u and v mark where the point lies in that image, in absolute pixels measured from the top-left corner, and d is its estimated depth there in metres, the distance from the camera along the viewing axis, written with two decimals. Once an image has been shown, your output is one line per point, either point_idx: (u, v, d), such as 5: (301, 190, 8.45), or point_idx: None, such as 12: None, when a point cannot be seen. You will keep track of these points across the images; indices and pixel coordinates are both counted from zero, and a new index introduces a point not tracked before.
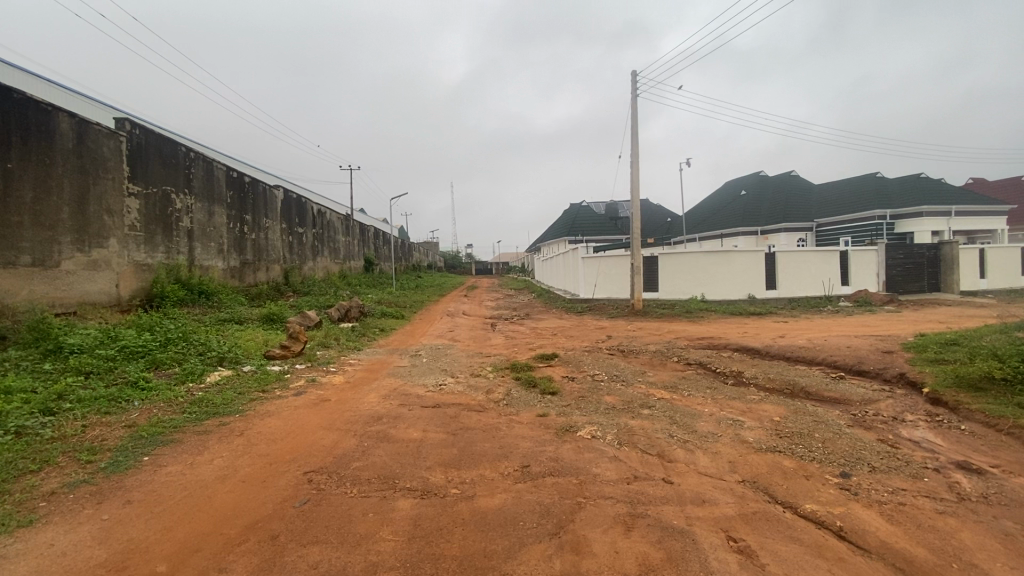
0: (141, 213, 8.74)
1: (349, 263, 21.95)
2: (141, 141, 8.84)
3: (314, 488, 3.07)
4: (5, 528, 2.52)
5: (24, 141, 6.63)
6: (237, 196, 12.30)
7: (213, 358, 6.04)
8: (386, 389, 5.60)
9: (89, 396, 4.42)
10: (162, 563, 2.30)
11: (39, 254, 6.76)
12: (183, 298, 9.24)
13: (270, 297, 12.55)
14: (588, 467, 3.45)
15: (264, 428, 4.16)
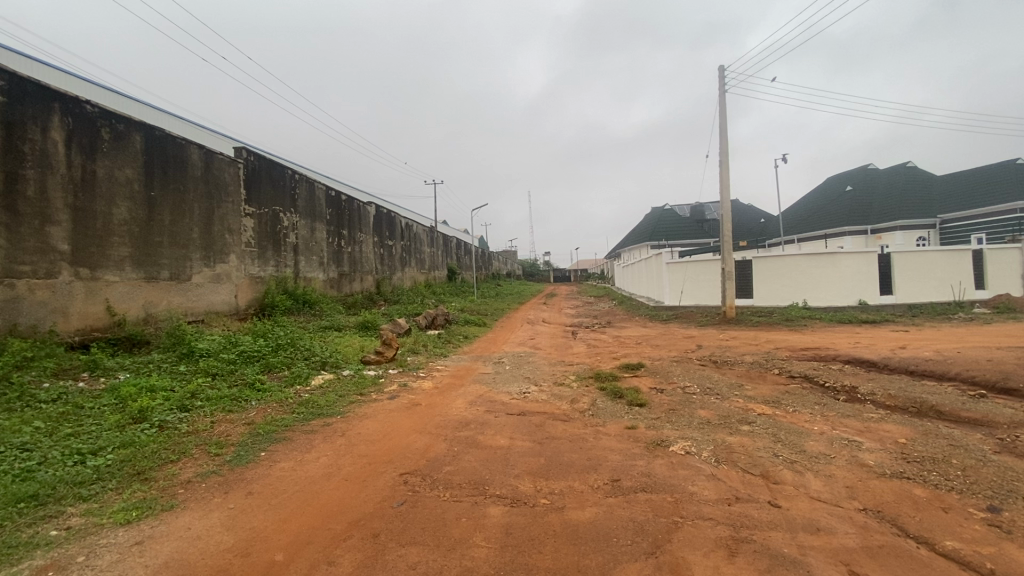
0: (255, 232, 9.71)
1: (433, 273, 22.86)
2: (255, 166, 9.85)
3: (409, 490, 3.19)
4: (152, 511, 2.87)
5: (164, 172, 7.55)
6: (335, 213, 13.28)
7: (317, 362, 6.54)
8: (472, 395, 5.72)
9: (215, 395, 4.95)
10: (279, 552, 2.48)
11: (175, 269, 7.70)
12: (289, 307, 10.15)
13: (363, 306, 13.39)
14: (683, 485, 3.26)
15: (363, 429, 4.41)
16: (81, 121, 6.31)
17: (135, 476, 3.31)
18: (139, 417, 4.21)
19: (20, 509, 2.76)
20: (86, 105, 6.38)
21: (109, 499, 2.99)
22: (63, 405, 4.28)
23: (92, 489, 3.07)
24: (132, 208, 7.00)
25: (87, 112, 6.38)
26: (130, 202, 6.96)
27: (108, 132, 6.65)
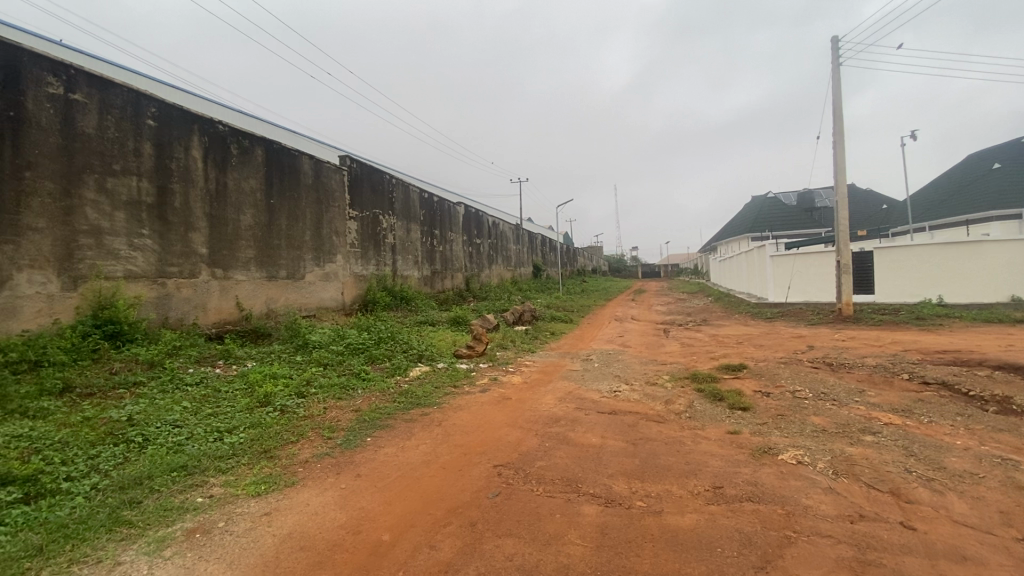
0: (358, 234, 10.46)
1: (519, 270, 23.15)
2: (358, 173, 10.60)
3: (503, 482, 3.25)
4: (278, 486, 3.20)
5: (281, 181, 8.36)
6: (428, 214, 13.91)
7: (414, 355, 6.90)
8: (562, 391, 5.71)
9: (327, 383, 5.40)
10: (386, 533, 2.64)
11: (292, 269, 8.52)
12: (389, 303, 10.82)
13: (454, 303, 13.91)
14: (795, 497, 3.00)
15: (458, 420, 4.57)
16: (214, 139, 7.16)
17: (262, 453, 3.71)
18: (265, 401, 4.72)
19: (174, 477, 3.21)
20: (218, 125, 7.21)
21: (242, 473, 3.38)
22: (204, 388, 4.92)
23: (229, 462, 3.49)
24: (255, 214, 7.83)
25: (219, 131, 7.22)
26: (254, 209, 7.80)
27: (235, 148, 7.49)
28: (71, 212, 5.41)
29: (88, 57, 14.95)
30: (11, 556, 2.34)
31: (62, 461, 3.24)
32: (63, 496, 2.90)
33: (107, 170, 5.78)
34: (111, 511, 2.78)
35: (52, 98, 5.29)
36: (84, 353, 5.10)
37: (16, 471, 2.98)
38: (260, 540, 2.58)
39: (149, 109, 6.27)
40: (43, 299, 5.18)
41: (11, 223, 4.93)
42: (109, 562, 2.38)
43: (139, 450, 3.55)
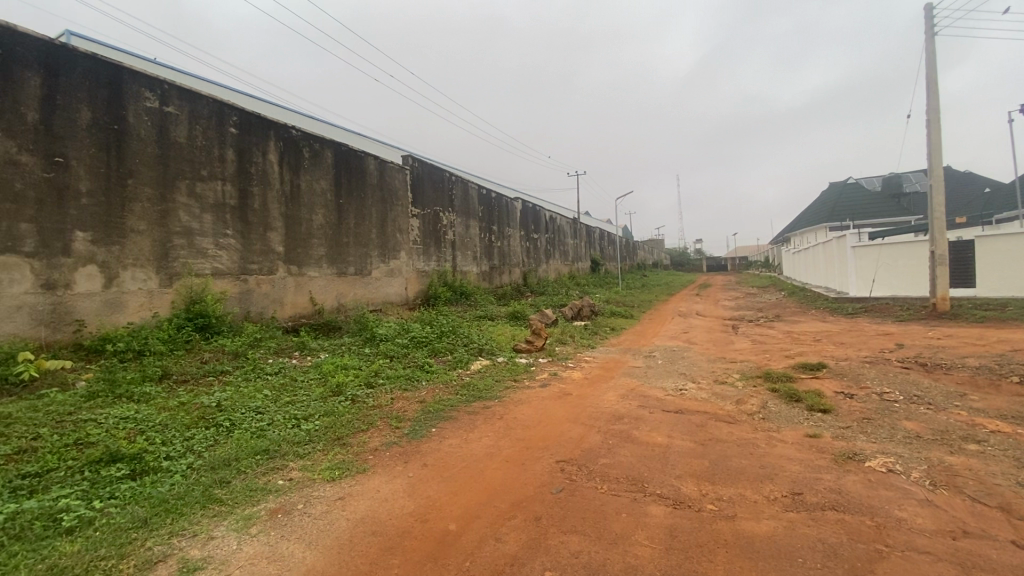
0: (420, 231, 10.74)
1: (577, 265, 22.90)
2: (419, 171, 10.88)
3: (566, 477, 3.23)
4: (350, 472, 3.36)
5: (349, 182, 8.74)
6: (486, 210, 14.06)
7: (475, 349, 7.01)
8: (624, 388, 5.58)
9: (393, 374, 5.61)
10: (452, 523, 2.70)
11: (359, 266, 8.90)
12: (449, 298, 11.05)
13: (512, 298, 14.00)
14: (886, 508, 2.76)
15: (519, 414, 4.60)
16: (289, 143, 7.59)
17: (336, 440, 3.90)
18: (337, 390, 4.98)
19: (257, 460, 3.45)
20: (291, 131, 7.64)
21: (318, 458, 3.58)
22: (283, 377, 5.25)
23: (307, 448, 3.71)
24: (326, 214, 8.25)
25: (292, 136, 7.65)
26: (325, 209, 8.21)
27: (307, 151, 7.90)
28: (166, 215, 5.93)
29: (177, 71, 16.25)
30: (121, 527, 2.60)
31: (162, 441, 3.57)
32: (163, 473, 3.19)
33: (196, 176, 6.27)
34: (205, 489, 3.03)
35: (150, 112, 5.80)
36: (179, 344, 5.59)
37: (125, 449, 3.31)
38: (335, 523, 2.71)
39: (231, 118, 6.73)
40: (145, 294, 5.72)
41: (118, 226, 5.47)
42: (205, 536, 2.59)
43: (227, 433, 3.84)
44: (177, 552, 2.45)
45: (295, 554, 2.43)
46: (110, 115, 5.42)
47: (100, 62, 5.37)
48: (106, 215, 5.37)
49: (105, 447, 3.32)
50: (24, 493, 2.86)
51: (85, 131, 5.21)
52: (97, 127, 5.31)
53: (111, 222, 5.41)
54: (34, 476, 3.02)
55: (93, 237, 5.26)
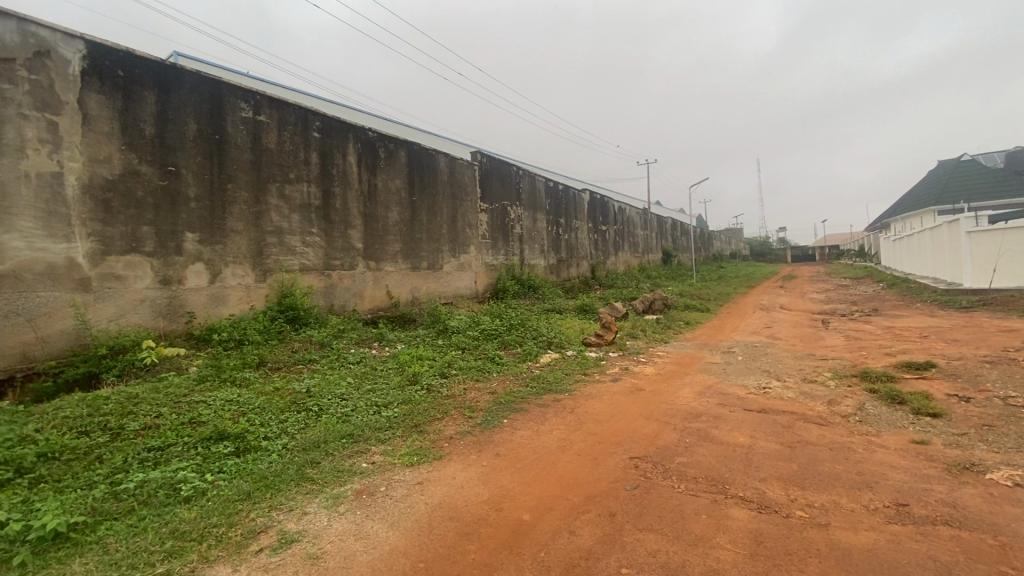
0: (489, 225, 10.90)
1: (647, 257, 22.25)
2: (487, 167, 11.02)
3: (641, 474, 3.16)
4: (428, 458, 3.49)
5: (421, 179, 9.04)
6: (554, 203, 14.00)
7: (544, 342, 7.02)
8: (701, 385, 5.35)
9: (465, 365, 5.75)
10: (526, 513, 2.73)
11: (432, 260, 9.21)
12: (517, 291, 11.15)
13: (581, 291, 13.86)
14: (1013, 527, 2.44)
15: (590, 408, 4.55)
16: (366, 145, 7.96)
17: (414, 427, 4.07)
18: (413, 379, 5.19)
19: (343, 443, 3.68)
20: (368, 132, 8.01)
21: (397, 443, 3.76)
22: (364, 366, 5.57)
23: (387, 433, 3.90)
24: (401, 211, 8.59)
25: (369, 138, 8.02)
26: (399, 206, 8.55)
27: (383, 152, 8.25)
28: (260, 216, 6.44)
29: (268, 82, 17.58)
30: (229, 499, 2.88)
31: (261, 422, 3.91)
32: (263, 452, 3.50)
33: (285, 178, 6.75)
34: (298, 468, 3.28)
35: (245, 121, 6.31)
36: (273, 334, 6.08)
37: (230, 429, 3.66)
38: (415, 506, 2.83)
39: (315, 123, 7.17)
40: (243, 289, 6.26)
41: (220, 227, 6.02)
42: (299, 511, 2.80)
43: (316, 417, 4.13)
44: (276, 524, 2.67)
45: (379, 533, 2.57)
46: (212, 126, 5.97)
47: (203, 78, 5.90)
48: (210, 217, 5.93)
49: (214, 426, 3.69)
50: (150, 465, 3.24)
51: (191, 141, 5.77)
52: (201, 138, 5.86)
53: (214, 224, 5.97)
54: (157, 450, 3.42)
55: (200, 238, 5.82)
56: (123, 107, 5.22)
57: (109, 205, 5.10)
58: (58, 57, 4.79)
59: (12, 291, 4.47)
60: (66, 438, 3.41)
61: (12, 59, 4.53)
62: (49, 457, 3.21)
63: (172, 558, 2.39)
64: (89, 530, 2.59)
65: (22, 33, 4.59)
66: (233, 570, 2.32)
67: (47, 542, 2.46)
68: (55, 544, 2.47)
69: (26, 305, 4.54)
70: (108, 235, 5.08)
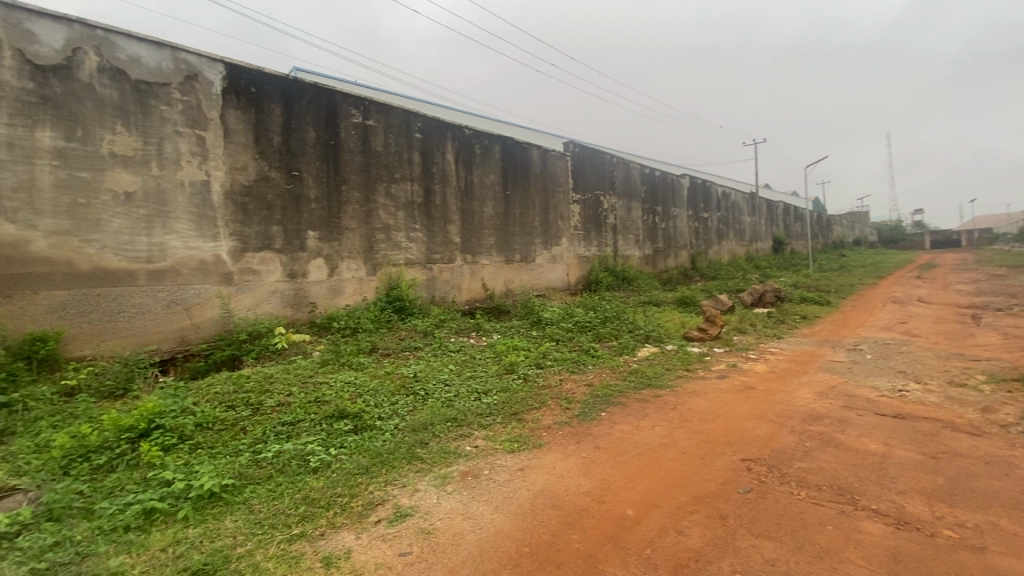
0: (581, 216, 10.78)
1: (755, 245, 20.64)
2: (580, 157, 10.87)
3: (754, 478, 2.96)
4: (528, 446, 3.56)
5: (515, 173, 9.16)
6: (650, 190, 13.46)
7: (641, 335, 6.80)
8: (821, 385, 4.88)
9: (561, 357, 5.76)
10: (630, 509, 2.67)
11: (525, 252, 9.33)
12: (612, 283, 10.92)
13: (679, 282, 13.24)
14: None
15: (695, 405, 4.34)
16: (463, 142, 8.23)
17: (513, 414, 4.17)
18: (511, 368, 5.31)
19: (449, 426, 3.87)
20: (465, 129, 8.26)
21: (498, 429, 3.87)
22: (463, 355, 5.80)
23: (488, 419, 4.04)
24: (496, 205, 8.79)
25: (466, 134, 8.27)
26: (494, 200, 8.75)
27: (478, 148, 8.47)
28: (370, 214, 6.93)
29: (373, 88, 18.77)
30: (350, 472, 3.16)
31: (375, 404, 4.23)
32: (377, 431, 3.79)
33: (391, 178, 7.19)
34: (409, 447, 3.51)
35: (356, 126, 6.80)
36: (382, 323, 6.54)
37: (349, 408, 4.00)
38: (518, 492, 2.90)
39: (416, 123, 7.54)
40: (356, 281, 6.79)
41: (336, 225, 6.58)
42: (411, 488, 3.00)
43: (423, 401, 4.38)
44: (391, 498, 2.88)
45: (484, 515, 2.67)
46: (328, 132, 6.51)
47: (320, 89, 6.45)
48: (328, 216, 6.49)
49: (336, 406, 4.05)
50: (284, 437, 3.65)
51: (311, 148, 6.34)
52: (319, 144, 6.42)
53: (331, 222, 6.52)
54: (289, 424, 3.84)
55: (319, 235, 6.40)
56: (255, 120, 5.87)
57: (246, 208, 5.78)
58: (204, 79, 5.49)
59: (174, 284, 5.24)
60: (217, 411, 3.94)
61: (170, 84, 5.26)
62: (204, 426, 3.73)
63: (305, 521, 2.67)
64: (237, 491, 2.98)
65: (176, 61, 5.32)
66: (356, 537, 2.54)
67: (205, 500, 2.87)
68: (211, 502, 2.87)
69: (184, 295, 5.31)
70: (246, 235, 5.77)
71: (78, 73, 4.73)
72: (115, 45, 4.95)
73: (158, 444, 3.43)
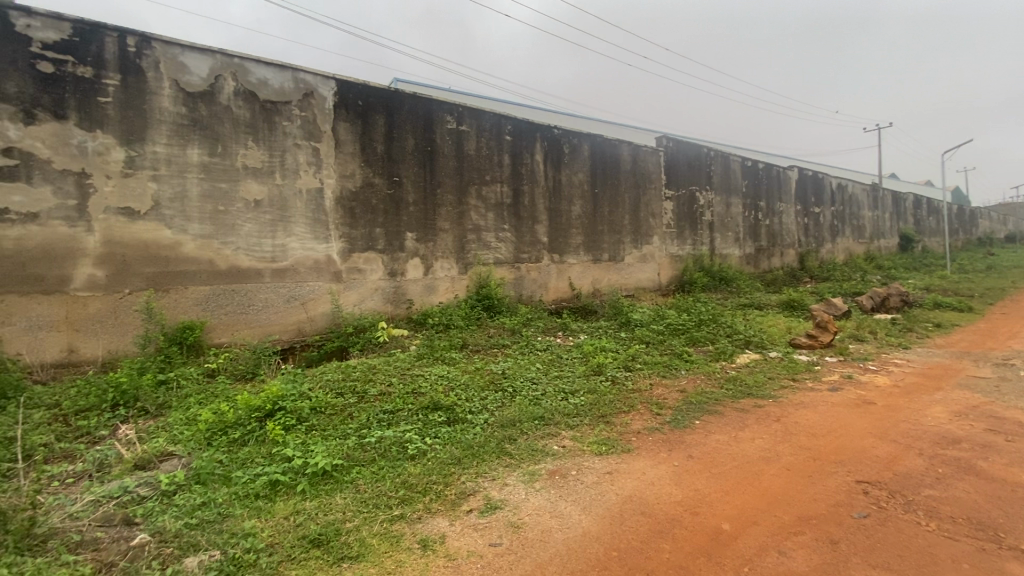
0: (675, 213, 10.35)
1: (877, 243, 18.46)
2: (674, 152, 10.43)
3: (872, 502, 2.68)
4: (616, 449, 3.52)
5: (604, 170, 9.02)
6: (753, 184, 12.56)
7: (740, 340, 6.39)
8: (958, 404, 4.27)
9: (651, 360, 5.60)
10: (726, 523, 2.55)
11: (614, 252, 9.17)
12: (707, 284, 10.37)
13: (784, 284, 12.23)
14: None
15: (801, 419, 4.01)
16: (552, 141, 8.26)
17: (601, 416, 4.14)
18: (598, 369, 5.26)
19: (536, 424, 3.93)
20: (554, 129, 8.29)
21: (586, 431, 3.87)
22: (550, 354, 5.85)
23: (575, 420, 4.04)
24: (584, 204, 8.73)
25: (555, 134, 8.30)
26: (582, 199, 8.70)
27: (567, 147, 8.47)
28: (462, 215, 7.22)
29: (466, 95, 19.46)
30: (444, 461, 3.33)
31: (466, 398, 4.42)
32: (468, 424, 3.95)
33: (482, 180, 7.43)
34: (499, 442, 3.62)
35: (450, 132, 7.11)
36: (472, 320, 6.79)
37: (443, 401, 4.22)
38: (606, 495, 2.89)
39: (507, 126, 7.71)
40: (449, 280, 7.11)
41: (431, 227, 6.93)
42: (500, 481, 3.11)
43: (511, 398, 4.49)
44: (482, 490, 3.01)
45: (572, 515, 2.70)
46: (425, 139, 6.88)
47: (418, 98, 6.83)
48: (424, 218, 6.86)
49: (430, 398, 4.29)
50: (385, 425, 3.95)
51: (410, 154, 6.74)
52: (417, 150, 6.81)
53: (427, 224, 6.89)
54: (389, 413, 4.14)
55: (416, 236, 6.79)
56: (361, 131, 6.35)
57: (353, 212, 6.29)
58: (319, 96, 6.05)
59: (293, 282, 5.85)
60: (328, 397, 4.34)
61: (291, 102, 5.87)
62: (318, 410, 4.14)
63: (404, 504, 2.87)
64: (345, 471, 3.27)
65: (296, 81, 5.91)
66: (450, 523, 2.68)
67: (319, 476, 3.19)
68: (324, 479, 3.18)
69: (301, 292, 5.90)
70: (353, 237, 6.28)
71: (219, 97, 5.44)
72: (247, 70, 5.62)
73: (281, 423, 3.86)
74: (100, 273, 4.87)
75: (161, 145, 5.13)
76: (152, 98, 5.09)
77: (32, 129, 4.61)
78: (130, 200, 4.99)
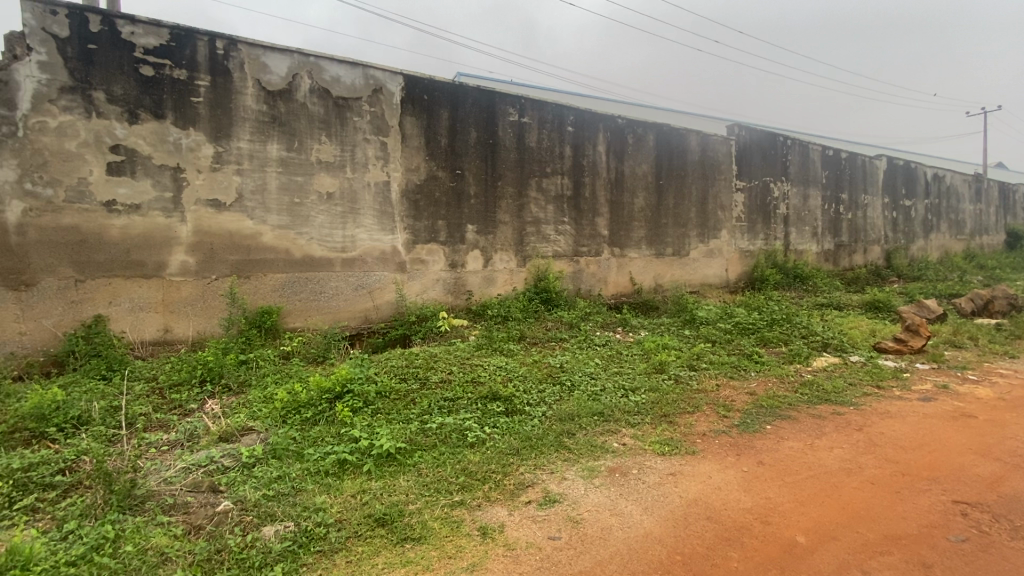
0: (745, 206, 9.82)
1: (979, 240, 16.64)
2: (746, 140, 9.86)
3: (972, 526, 2.43)
4: (679, 450, 3.40)
5: (670, 161, 8.69)
6: (834, 175, 11.66)
7: (817, 342, 5.98)
8: None
9: (717, 360, 5.35)
10: (801, 535, 2.40)
11: (679, 246, 8.84)
12: (780, 281, 9.77)
13: (867, 283, 11.32)
14: None
15: (886, 430, 3.69)
16: (615, 132, 8.06)
17: (663, 416, 4.01)
18: (660, 367, 5.10)
19: (595, 420, 3.87)
20: (618, 119, 8.07)
21: (647, 430, 3.76)
22: (609, 349, 5.75)
23: (636, 418, 3.95)
24: (647, 196, 8.46)
25: (619, 124, 8.08)
26: (646, 192, 8.44)
27: (631, 137, 8.23)
28: (523, 208, 7.21)
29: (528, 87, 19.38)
30: (503, 451, 3.35)
31: (524, 389, 4.43)
32: (526, 415, 3.96)
33: (543, 173, 7.38)
34: (557, 435, 3.60)
35: (512, 124, 7.11)
36: (530, 312, 6.79)
37: (501, 391, 4.25)
38: (669, 497, 2.80)
39: (569, 117, 7.60)
40: (508, 272, 7.15)
41: (492, 219, 6.98)
42: (559, 475, 3.09)
43: (569, 392, 4.46)
44: (541, 482, 3.00)
45: (633, 514, 2.63)
46: (487, 132, 6.92)
47: (482, 91, 6.86)
48: (485, 211, 6.92)
49: (489, 388, 4.34)
50: (445, 412, 4.04)
51: (472, 147, 6.81)
52: (479, 143, 6.86)
53: (488, 216, 6.94)
54: (450, 400, 4.22)
55: (477, 228, 6.87)
56: (426, 124, 6.48)
57: (417, 204, 6.45)
58: (387, 91, 6.23)
59: (361, 271, 6.10)
60: (392, 382, 4.50)
61: (361, 98, 6.08)
62: (383, 394, 4.30)
63: (463, 491, 2.92)
64: (408, 455, 3.37)
65: (366, 77, 6.11)
66: (509, 513, 2.70)
67: (384, 458, 3.31)
68: (388, 461, 3.30)
69: (368, 281, 6.14)
70: (417, 228, 6.44)
71: (296, 95, 5.73)
72: (322, 68, 5.88)
73: (349, 405, 4.05)
74: (191, 260, 5.30)
75: (244, 141, 5.49)
76: (237, 97, 5.45)
77: (136, 128, 5.06)
78: (217, 192, 5.37)
